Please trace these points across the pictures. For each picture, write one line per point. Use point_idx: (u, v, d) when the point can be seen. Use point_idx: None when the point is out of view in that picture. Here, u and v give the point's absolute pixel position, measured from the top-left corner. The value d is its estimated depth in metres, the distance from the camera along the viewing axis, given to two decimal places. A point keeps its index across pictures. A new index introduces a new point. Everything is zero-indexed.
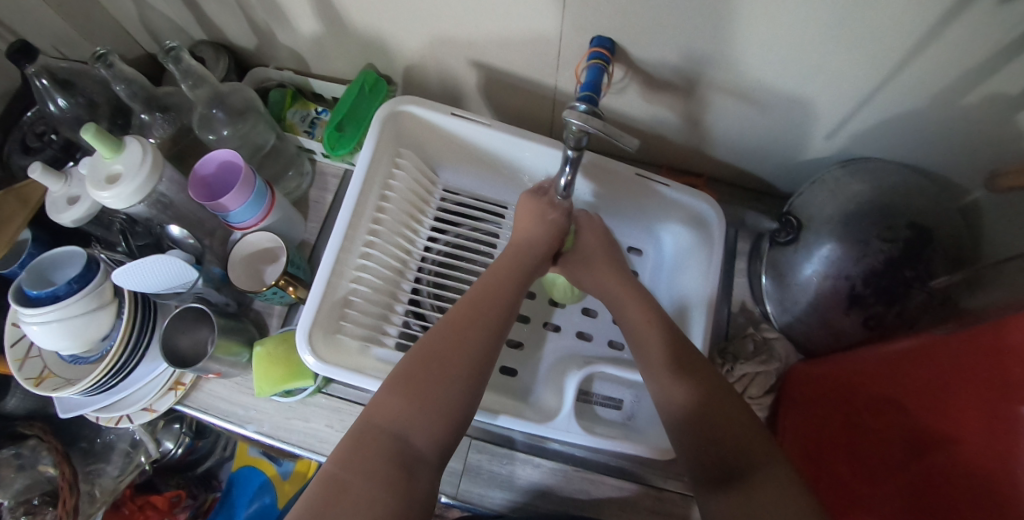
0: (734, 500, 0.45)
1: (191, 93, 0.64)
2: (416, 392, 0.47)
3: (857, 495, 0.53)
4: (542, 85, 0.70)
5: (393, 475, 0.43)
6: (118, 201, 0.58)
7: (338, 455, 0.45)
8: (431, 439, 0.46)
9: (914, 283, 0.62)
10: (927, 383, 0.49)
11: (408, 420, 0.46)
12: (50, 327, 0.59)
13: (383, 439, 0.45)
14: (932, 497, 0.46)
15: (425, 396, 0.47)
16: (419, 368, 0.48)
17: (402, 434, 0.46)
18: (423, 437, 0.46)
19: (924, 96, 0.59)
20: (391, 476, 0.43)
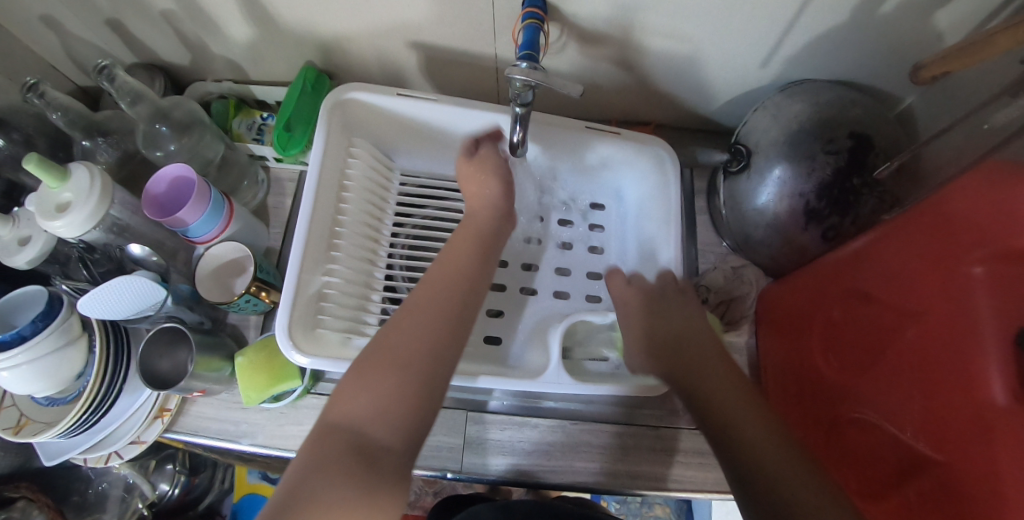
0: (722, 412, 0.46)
1: (131, 111, 0.62)
2: (378, 378, 0.45)
3: (840, 385, 0.55)
4: (484, 55, 0.71)
5: (357, 466, 0.41)
6: (71, 228, 0.57)
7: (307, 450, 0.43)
8: (401, 421, 0.44)
9: (863, 188, 0.65)
10: (888, 268, 0.52)
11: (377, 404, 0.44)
12: (21, 370, 0.57)
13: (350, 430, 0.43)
14: (909, 369, 0.49)
15: (389, 378, 0.44)
16: (382, 350, 0.46)
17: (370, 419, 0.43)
18: (394, 421, 0.44)
19: (843, 11, 0.61)
20: (355, 470, 0.41)
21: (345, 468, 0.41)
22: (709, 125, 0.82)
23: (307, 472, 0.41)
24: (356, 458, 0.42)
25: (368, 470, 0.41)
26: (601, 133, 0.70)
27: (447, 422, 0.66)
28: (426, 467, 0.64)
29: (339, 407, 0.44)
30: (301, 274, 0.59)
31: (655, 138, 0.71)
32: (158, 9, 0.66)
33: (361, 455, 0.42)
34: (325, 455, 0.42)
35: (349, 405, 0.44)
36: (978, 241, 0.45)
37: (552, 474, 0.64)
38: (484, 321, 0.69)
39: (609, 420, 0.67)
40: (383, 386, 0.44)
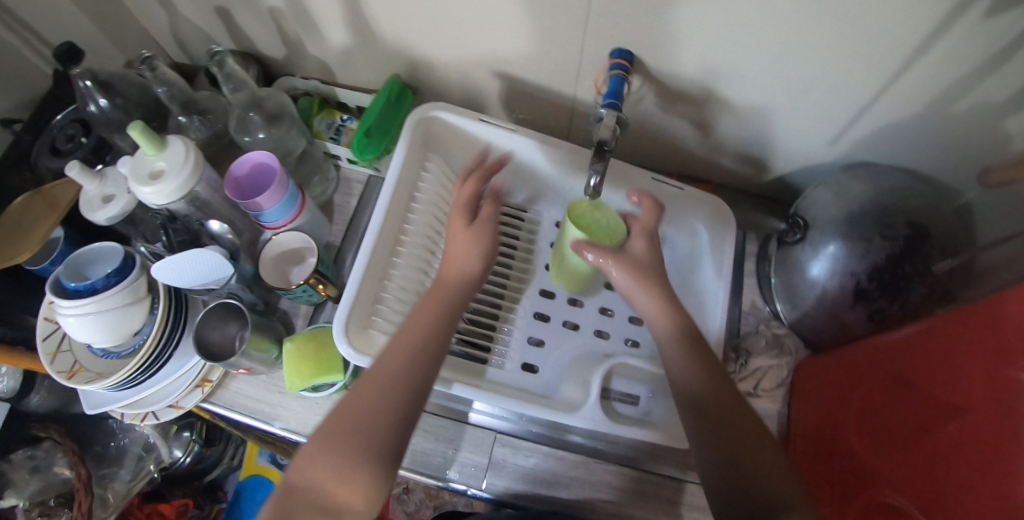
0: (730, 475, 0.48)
1: (230, 97, 0.68)
2: (352, 424, 0.48)
3: (874, 466, 0.55)
4: (562, 93, 0.74)
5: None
6: (160, 196, 0.60)
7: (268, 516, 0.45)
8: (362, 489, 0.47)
9: (914, 277, 0.66)
10: (935, 357, 0.52)
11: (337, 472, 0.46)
12: (87, 319, 0.60)
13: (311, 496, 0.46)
14: (944, 462, 0.48)
15: (348, 451, 0.47)
16: (354, 408, 0.49)
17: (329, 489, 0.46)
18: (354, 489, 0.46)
19: (917, 104, 0.63)
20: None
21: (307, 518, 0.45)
22: (768, 191, 0.84)
23: None
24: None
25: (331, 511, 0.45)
26: (664, 185, 0.73)
27: (476, 439, 0.68)
28: (450, 480, 0.67)
29: (311, 456, 0.47)
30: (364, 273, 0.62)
31: (712, 199, 0.73)
32: (269, 6, 0.71)
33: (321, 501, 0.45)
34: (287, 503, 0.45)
35: (320, 454, 0.47)
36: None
37: (569, 504, 0.66)
38: (524, 349, 0.72)
39: (632, 464, 0.68)
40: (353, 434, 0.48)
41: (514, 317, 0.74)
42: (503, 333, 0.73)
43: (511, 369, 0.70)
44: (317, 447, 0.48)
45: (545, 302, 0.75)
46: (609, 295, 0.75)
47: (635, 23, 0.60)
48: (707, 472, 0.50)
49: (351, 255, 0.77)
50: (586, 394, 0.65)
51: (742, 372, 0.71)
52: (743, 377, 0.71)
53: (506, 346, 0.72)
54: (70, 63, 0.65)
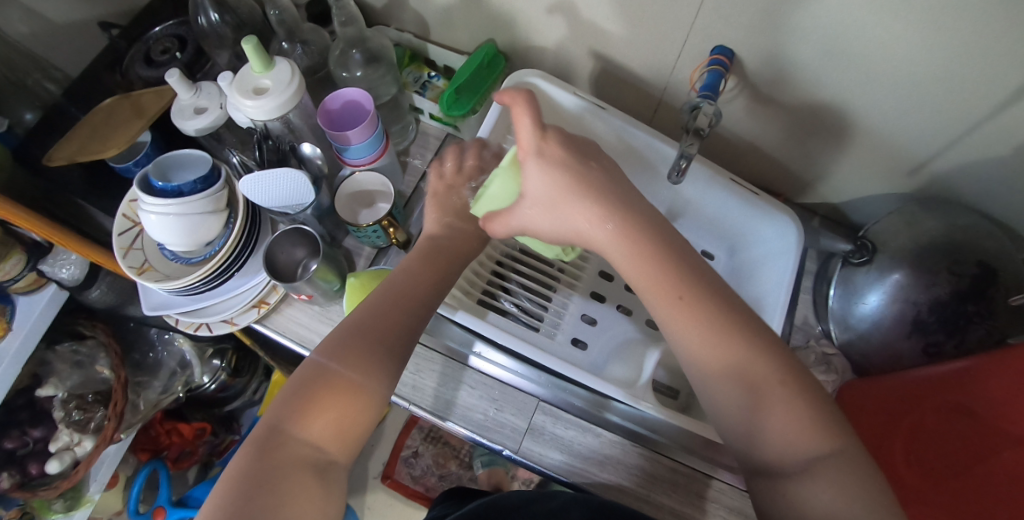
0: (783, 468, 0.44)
1: (340, 30, 0.70)
2: (362, 355, 0.49)
3: (924, 484, 0.56)
4: (651, 82, 0.75)
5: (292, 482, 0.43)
6: (260, 111, 0.62)
7: (235, 469, 0.44)
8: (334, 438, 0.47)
9: (976, 317, 0.66)
10: (1003, 392, 0.54)
11: (310, 425, 0.46)
12: (169, 219, 0.61)
13: (287, 445, 0.45)
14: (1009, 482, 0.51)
15: (326, 402, 0.47)
16: (361, 339, 0.50)
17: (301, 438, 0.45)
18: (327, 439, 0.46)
19: (1010, 147, 0.63)
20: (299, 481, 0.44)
21: (319, 442, 0.46)
22: (834, 213, 0.85)
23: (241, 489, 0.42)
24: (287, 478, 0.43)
25: (343, 433, 0.47)
26: (740, 188, 0.74)
27: (518, 403, 0.69)
28: (488, 438, 0.68)
29: (312, 379, 0.47)
30: None
31: (788, 210, 0.73)
32: None
33: (339, 422, 0.47)
34: (298, 421, 0.46)
35: (327, 380, 0.47)
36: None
37: (600, 484, 0.66)
38: (576, 324, 0.72)
39: (665, 453, 0.68)
40: (368, 363, 0.49)
41: (570, 294, 0.74)
42: (558, 308, 0.73)
43: (560, 341, 0.71)
44: (323, 371, 0.48)
45: (602, 282, 0.76)
46: None
47: (748, 21, 0.61)
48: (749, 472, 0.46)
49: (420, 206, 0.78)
50: (639, 372, 0.67)
51: None
52: None
53: (559, 319, 0.72)
54: None
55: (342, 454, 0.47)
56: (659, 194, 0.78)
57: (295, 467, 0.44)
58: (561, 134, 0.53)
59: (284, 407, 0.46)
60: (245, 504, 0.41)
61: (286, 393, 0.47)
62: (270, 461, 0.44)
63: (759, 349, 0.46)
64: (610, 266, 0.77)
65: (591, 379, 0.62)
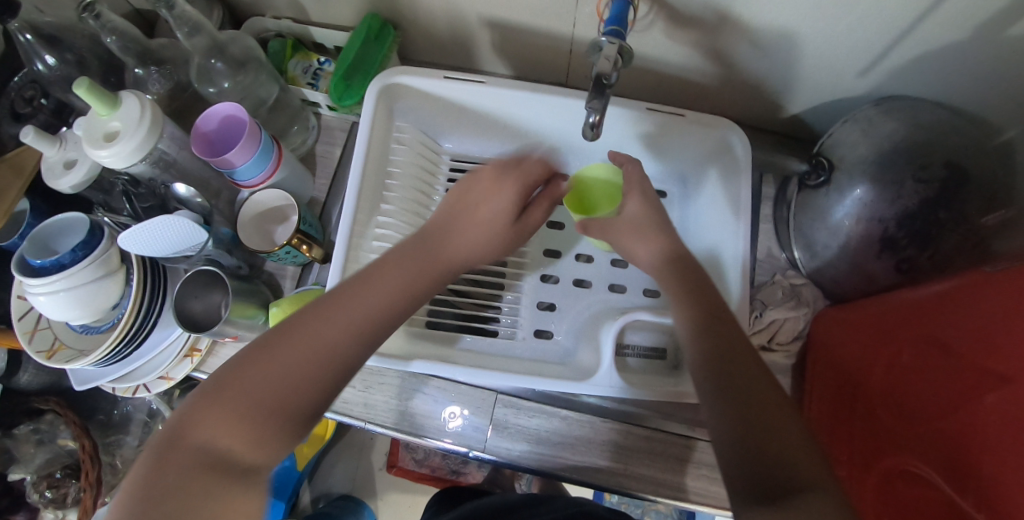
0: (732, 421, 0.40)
1: (187, 42, 0.60)
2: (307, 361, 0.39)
3: (906, 437, 0.51)
4: (559, 27, 0.66)
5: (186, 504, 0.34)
6: (117, 159, 0.55)
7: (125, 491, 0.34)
8: (257, 445, 0.37)
9: (949, 224, 0.59)
10: (988, 323, 0.46)
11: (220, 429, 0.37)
12: (58, 297, 0.56)
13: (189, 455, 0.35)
14: (981, 437, 0.44)
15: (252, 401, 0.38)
16: (314, 338, 0.40)
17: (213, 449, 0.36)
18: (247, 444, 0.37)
19: (969, 26, 0.55)
20: (198, 497, 0.34)
21: (228, 449, 0.36)
22: (788, 128, 0.77)
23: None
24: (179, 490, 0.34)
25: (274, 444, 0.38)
26: (663, 113, 0.65)
27: (477, 401, 0.66)
28: (451, 443, 0.65)
29: (224, 382, 0.38)
30: (350, 240, 0.59)
31: (724, 118, 0.66)
32: None
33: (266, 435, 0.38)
34: (203, 418, 0.37)
35: (260, 388, 0.38)
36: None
37: (574, 467, 0.64)
38: (536, 315, 0.68)
39: (638, 422, 0.66)
40: (310, 373, 0.39)
41: (522, 273, 0.70)
42: (512, 301, 0.69)
43: (523, 339, 0.67)
44: (253, 360, 0.39)
45: (550, 261, 0.71)
46: None
47: None
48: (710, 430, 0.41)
49: (337, 210, 0.72)
50: (598, 358, 0.61)
51: (757, 324, 0.67)
52: (758, 330, 0.67)
53: (515, 316, 0.68)
54: (8, 17, 0.58)
55: (263, 463, 0.38)
56: (586, 155, 0.72)
57: (194, 476, 0.35)
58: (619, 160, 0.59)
59: (194, 411, 0.37)
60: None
61: (199, 392, 0.38)
62: (167, 469, 0.35)
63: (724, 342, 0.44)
64: (556, 242, 0.71)
65: (544, 382, 0.58)
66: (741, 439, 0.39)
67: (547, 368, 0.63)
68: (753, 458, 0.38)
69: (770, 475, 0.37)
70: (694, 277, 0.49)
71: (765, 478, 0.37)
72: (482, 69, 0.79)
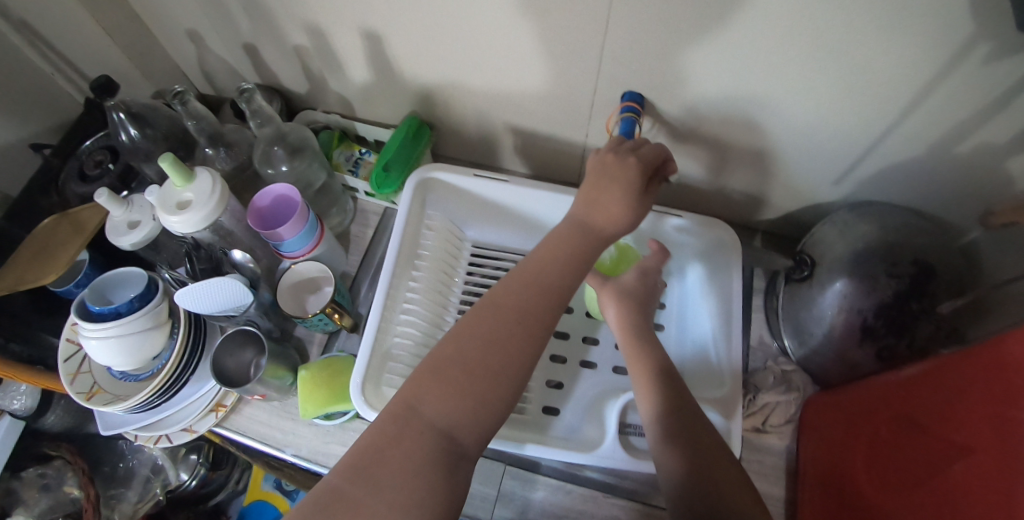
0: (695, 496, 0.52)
1: (257, 131, 0.72)
2: (490, 350, 0.50)
3: (884, 505, 0.55)
4: (574, 134, 0.77)
5: (413, 482, 0.44)
6: (186, 225, 0.62)
7: (347, 464, 0.45)
8: (474, 432, 0.48)
9: (921, 314, 0.66)
10: (954, 401, 0.51)
11: (455, 418, 0.47)
12: (109, 342, 0.62)
13: (428, 435, 0.46)
14: (950, 505, 0.48)
15: (467, 386, 0.48)
16: (488, 339, 0.50)
17: (448, 432, 0.47)
18: (467, 432, 0.48)
19: (921, 145, 0.65)
20: (429, 471, 0.45)
21: (443, 426, 0.47)
22: (775, 228, 0.86)
23: (334, 497, 0.43)
24: (404, 469, 0.45)
25: (480, 428, 0.48)
26: (663, 214, 0.75)
27: (486, 471, 0.69)
28: (459, 513, 0.67)
29: (427, 374, 0.49)
30: (382, 314, 0.66)
31: (717, 220, 0.74)
32: (294, 43, 0.75)
33: (472, 412, 0.48)
34: (429, 403, 0.48)
35: (451, 378, 0.49)
36: (1014, 405, 0.45)
37: None
38: (544, 391, 0.72)
39: (639, 498, 0.68)
40: (501, 355, 0.50)
41: None
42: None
43: (532, 414, 0.70)
44: (441, 355, 0.50)
45: (559, 342, 0.76)
46: None
47: (644, 65, 0.64)
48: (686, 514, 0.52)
49: (365, 284, 0.79)
50: (604, 432, 0.65)
51: (750, 407, 0.72)
52: (751, 412, 0.72)
53: (525, 391, 0.72)
54: (106, 96, 0.69)
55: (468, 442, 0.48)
56: None
57: (422, 458, 0.45)
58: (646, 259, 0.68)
59: (426, 389, 0.48)
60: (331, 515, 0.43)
61: (418, 375, 0.49)
62: (398, 446, 0.46)
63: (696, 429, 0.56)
64: (564, 325, 0.78)
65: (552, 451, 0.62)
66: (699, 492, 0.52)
67: (551, 440, 0.66)
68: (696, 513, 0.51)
69: None
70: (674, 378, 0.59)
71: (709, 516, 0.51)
72: (503, 166, 0.89)
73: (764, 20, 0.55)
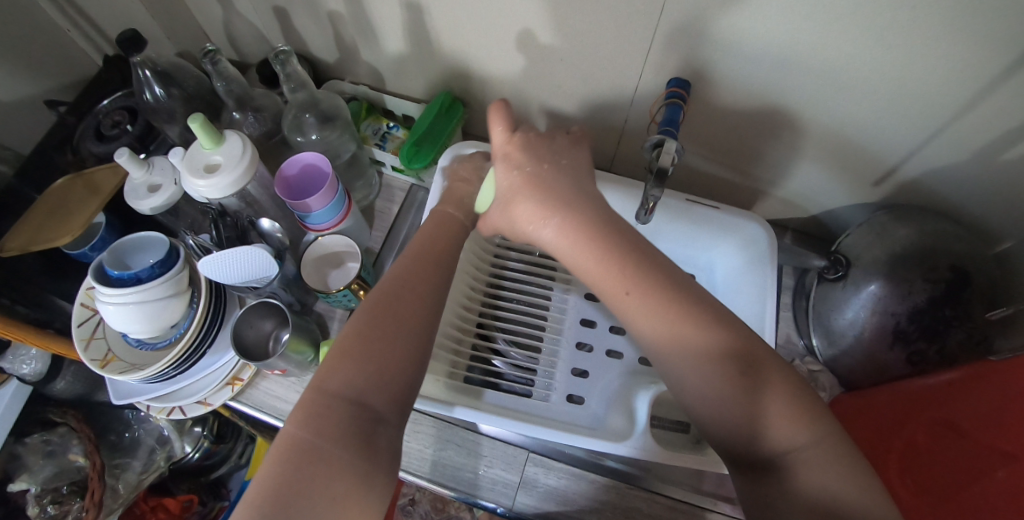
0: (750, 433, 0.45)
1: (289, 95, 0.69)
2: (371, 321, 0.50)
3: (914, 511, 0.55)
4: (611, 118, 0.75)
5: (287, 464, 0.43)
6: (214, 190, 0.60)
7: (294, 438, 0.44)
8: (387, 397, 0.48)
9: (955, 321, 0.65)
10: (991, 406, 0.53)
11: (362, 384, 0.47)
12: (128, 309, 0.60)
13: (338, 405, 0.46)
14: (989, 506, 0.49)
15: (365, 354, 0.48)
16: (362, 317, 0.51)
17: (357, 398, 0.46)
18: (382, 397, 0.47)
19: (968, 150, 0.64)
20: (350, 440, 0.44)
21: (348, 393, 0.46)
22: (805, 226, 0.85)
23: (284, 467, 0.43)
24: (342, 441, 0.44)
25: (390, 390, 0.48)
26: (699, 205, 0.74)
27: (508, 457, 0.68)
28: (479, 496, 0.67)
29: (363, 342, 0.49)
30: None
31: (758, 216, 0.73)
32: (328, 9, 0.73)
33: (375, 374, 0.48)
34: (328, 377, 0.47)
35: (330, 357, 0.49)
36: None
37: None
38: (569, 380, 0.71)
39: (662, 492, 0.67)
40: (378, 324, 0.50)
41: (559, 338, 0.74)
42: (547, 364, 0.72)
43: (557, 401, 0.69)
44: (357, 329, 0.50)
45: (585, 330, 0.75)
46: None
47: (694, 51, 0.62)
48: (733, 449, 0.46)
49: (390, 261, 0.77)
50: (632, 422, 0.64)
51: None
52: None
53: (550, 378, 0.71)
54: (133, 51, 0.66)
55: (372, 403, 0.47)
56: None
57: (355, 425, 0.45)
58: (527, 138, 0.57)
59: (332, 368, 0.48)
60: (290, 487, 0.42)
61: (335, 350, 0.49)
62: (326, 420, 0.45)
63: (722, 324, 0.47)
64: (591, 312, 0.76)
65: (581, 440, 0.61)
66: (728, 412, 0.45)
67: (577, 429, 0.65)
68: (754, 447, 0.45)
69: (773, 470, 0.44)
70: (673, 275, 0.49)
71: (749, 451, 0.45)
72: None
73: (827, 10, 0.54)
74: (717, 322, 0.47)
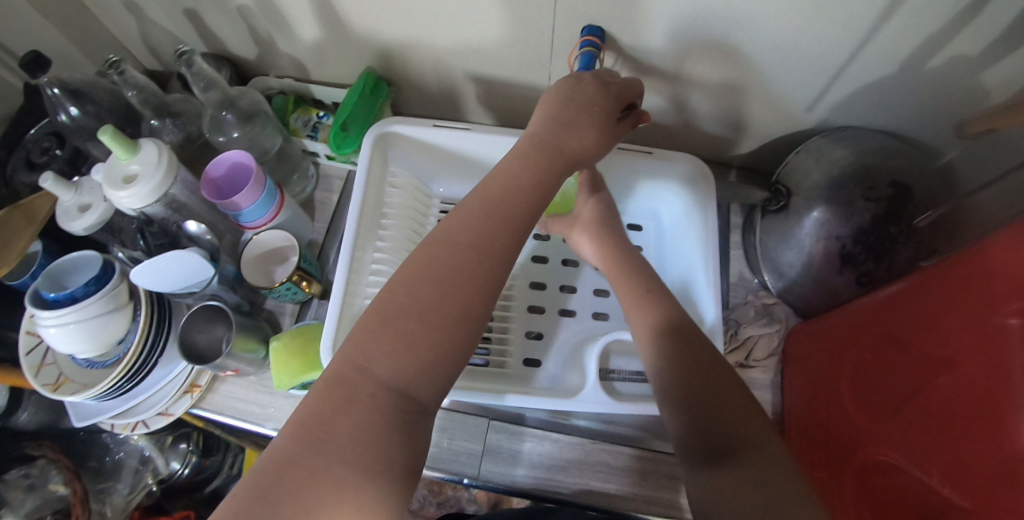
0: (700, 425, 0.48)
1: (202, 96, 0.68)
2: (444, 303, 0.45)
3: (868, 429, 0.55)
4: (538, 77, 0.74)
5: (315, 451, 0.39)
6: (135, 199, 0.60)
7: (316, 403, 0.41)
8: (434, 388, 0.44)
9: (900, 237, 0.65)
10: (932, 317, 0.50)
11: (411, 376, 0.43)
12: (69, 329, 0.59)
13: (377, 391, 0.42)
14: (937, 421, 0.48)
15: (425, 328, 0.44)
16: (425, 300, 0.45)
17: (405, 389, 0.43)
18: (427, 389, 0.44)
19: (894, 63, 0.62)
20: (388, 429, 0.41)
21: (397, 384, 0.43)
22: (750, 163, 0.85)
23: (286, 464, 0.38)
24: (370, 427, 0.41)
25: (438, 380, 0.44)
26: (634, 152, 0.73)
27: (470, 428, 0.69)
28: (446, 470, 0.67)
29: (402, 316, 0.44)
30: (349, 274, 0.64)
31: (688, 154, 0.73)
32: (235, 4, 0.71)
33: (433, 361, 0.44)
34: (372, 351, 0.43)
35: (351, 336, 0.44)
36: (1001, 309, 0.44)
37: (569, 489, 0.65)
38: (525, 343, 0.71)
39: (628, 443, 0.67)
40: (449, 299, 0.45)
41: (510, 304, 0.74)
42: (501, 332, 0.72)
43: (513, 366, 0.70)
44: (404, 300, 0.45)
45: (536, 293, 0.75)
46: (599, 276, 0.75)
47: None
48: (685, 440, 0.48)
49: (334, 251, 0.77)
50: (584, 377, 0.64)
51: (733, 341, 0.72)
52: (734, 348, 0.72)
53: (505, 344, 0.71)
54: (38, 73, 0.65)
55: (417, 391, 0.43)
56: None
57: (383, 415, 0.41)
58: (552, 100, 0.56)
59: (368, 340, 0.44)
60: (286, 478, 0.38)
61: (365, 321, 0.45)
62: (356, 403, 0.41)
63: (678, 347, 0.52)
64: (540, 275, 0.76)
65: (534, 400, 0.61)
66: (701, 419, 0.48)
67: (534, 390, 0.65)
68: (705, 434, 0.47)
69: (717, 451, 0.46)
70: (683, 320, 0.54)
71: (709, 442, 0.47)
72: (469, 119, 0.87)
73: None
74: (703, 348, 0.52)
